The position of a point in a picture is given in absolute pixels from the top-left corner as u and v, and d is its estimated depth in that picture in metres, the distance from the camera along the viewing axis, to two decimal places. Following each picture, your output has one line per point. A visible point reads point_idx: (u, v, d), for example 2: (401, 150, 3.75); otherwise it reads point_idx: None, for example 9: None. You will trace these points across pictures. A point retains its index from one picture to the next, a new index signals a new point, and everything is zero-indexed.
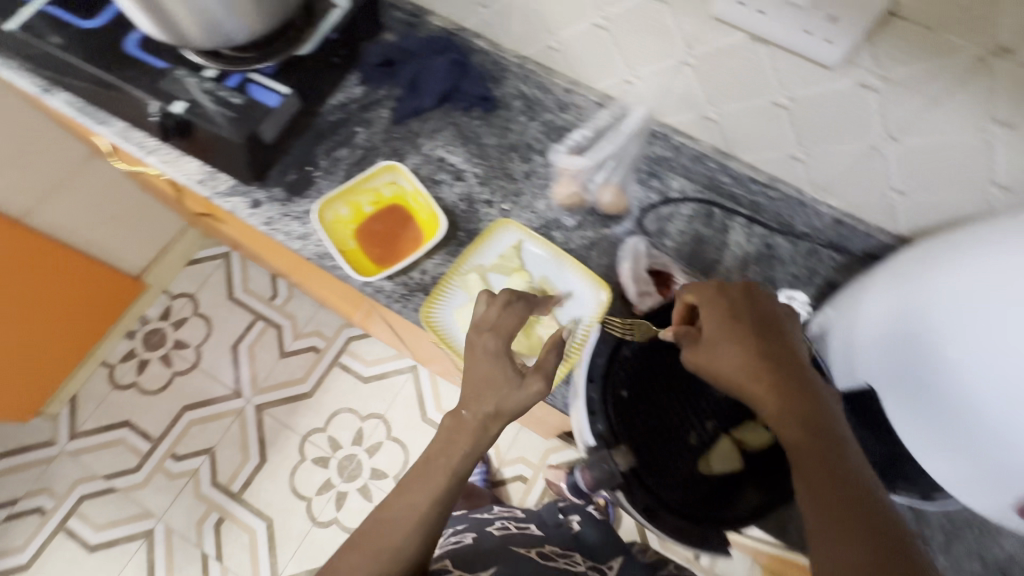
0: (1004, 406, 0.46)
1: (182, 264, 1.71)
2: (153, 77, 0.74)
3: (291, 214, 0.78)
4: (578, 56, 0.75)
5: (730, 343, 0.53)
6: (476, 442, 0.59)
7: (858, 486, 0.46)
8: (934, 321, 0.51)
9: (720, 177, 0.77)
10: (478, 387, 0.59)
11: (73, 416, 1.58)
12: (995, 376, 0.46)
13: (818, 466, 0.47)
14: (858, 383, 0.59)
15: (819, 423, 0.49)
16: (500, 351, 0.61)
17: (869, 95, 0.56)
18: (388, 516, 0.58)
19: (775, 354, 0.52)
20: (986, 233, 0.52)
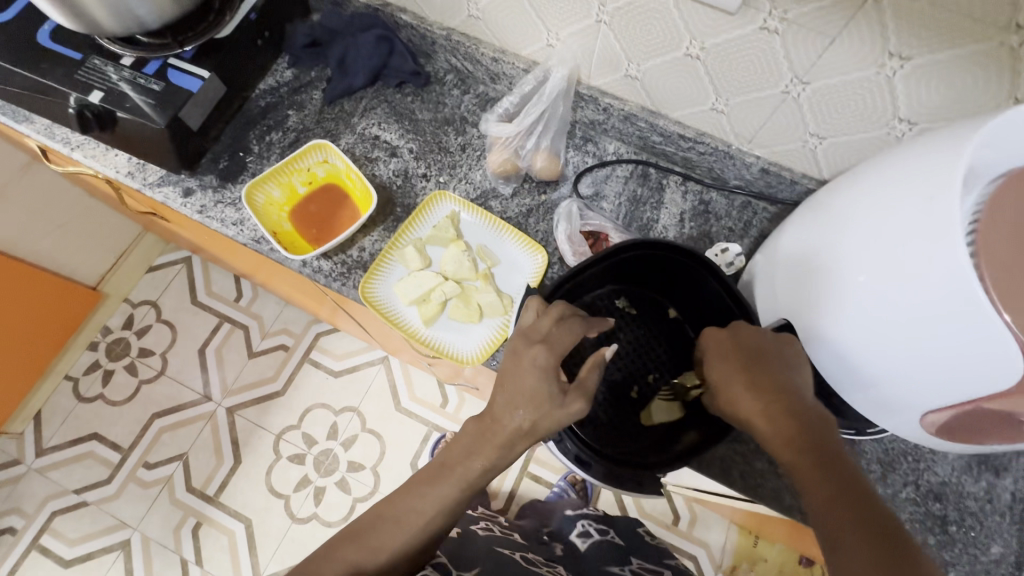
0: (906, 323, 0.46)
1: (142, 271, 1.68)
2: (68, 68, 0.72)
3: (224, 200, 0.78)
4: (500, 25, 0.75)
5: (731, 381, 0.54)
6: (499, 455, 0.58)
7: (894, 537, 0.43)
8: (841, 249, 0.51)
9: (650, 136, 0.78)
10: (521, 402, 0.56)
11: (38, 433, 1.55)
12: (892, 295, 0.46)
13: (847, 513, 0.45)
14: (778, 318, 0.60)
15: (825, 453, 0.48)
16: (548, 366, 0.57)
17: (772, 37, 0.57)
18: (394, 515, 0.60)
19: (778, 387, 0.52)
20: (881, 159, 0.52)
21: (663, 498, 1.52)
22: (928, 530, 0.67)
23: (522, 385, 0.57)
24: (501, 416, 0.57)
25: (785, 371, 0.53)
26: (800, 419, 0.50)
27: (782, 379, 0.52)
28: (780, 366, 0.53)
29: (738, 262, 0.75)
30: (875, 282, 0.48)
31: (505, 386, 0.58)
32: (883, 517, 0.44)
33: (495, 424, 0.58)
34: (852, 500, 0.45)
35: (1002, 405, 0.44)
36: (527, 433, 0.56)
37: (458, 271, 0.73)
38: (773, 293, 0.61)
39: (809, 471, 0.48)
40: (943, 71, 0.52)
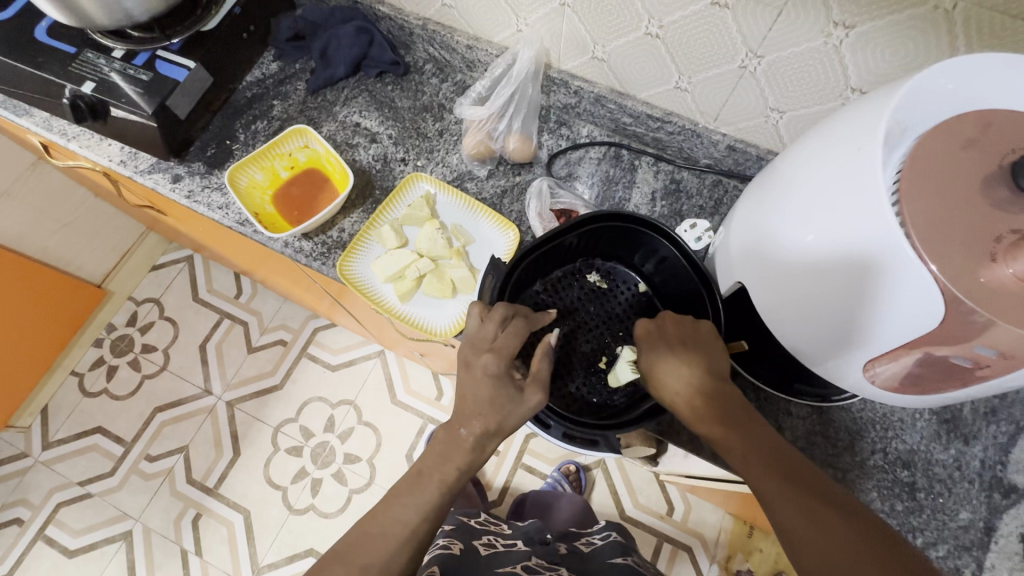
0: (847, 279, 0.48)
1: (146, 270, 1.73)
2: (64, 61, 0.76)
3: (211, 185, 0.81)
4: (472, 13, 0.77)
5: (656, 367, 0.58)
6: (472, 458, 0.60)
7: (805, 478, 0.50)
8: (787, 210, 0.53)
9: (621, 118, 0.80)
10: (482, 409, 0.59)
11: (45, 427, 1.59)
12: (832, 251, 0.48)
13: (768, 468, 0.51)
14: (734, 283, 0.62)
15: (742, 420, 0.54)
16: (499, 372, 0.60)
17: (723, 12, 0.60)
18: (378, 529, 0.58)
19: (702, 368, 0.56)
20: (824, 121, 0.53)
21: (657, 488, 1.52)
22: (896, 497, 0.67)
23: (479, 394, 0.60)
24: (464, 425, 0.61)
25: (705, 352, 0.58)
26: (718, 396, 0.55)
27: (704, 360, 0.57)
28: (704, 347, 0.58)
29: (706, 238, 0.75)
30: (818, 241, 0.49)
31: (466, 397, 0.60)
32: (795, 463, 0.51)
33: (457, 435, 0.61)
34: (771, 456, 0.52)
35: (948, 350, 0.45)
36: (493, 434, 0.59)
37: (432, 248, 0.76)
38: (731, 263, 0.63)
39: (733, 442, 0.53)
40: (885, 38, 0.54)
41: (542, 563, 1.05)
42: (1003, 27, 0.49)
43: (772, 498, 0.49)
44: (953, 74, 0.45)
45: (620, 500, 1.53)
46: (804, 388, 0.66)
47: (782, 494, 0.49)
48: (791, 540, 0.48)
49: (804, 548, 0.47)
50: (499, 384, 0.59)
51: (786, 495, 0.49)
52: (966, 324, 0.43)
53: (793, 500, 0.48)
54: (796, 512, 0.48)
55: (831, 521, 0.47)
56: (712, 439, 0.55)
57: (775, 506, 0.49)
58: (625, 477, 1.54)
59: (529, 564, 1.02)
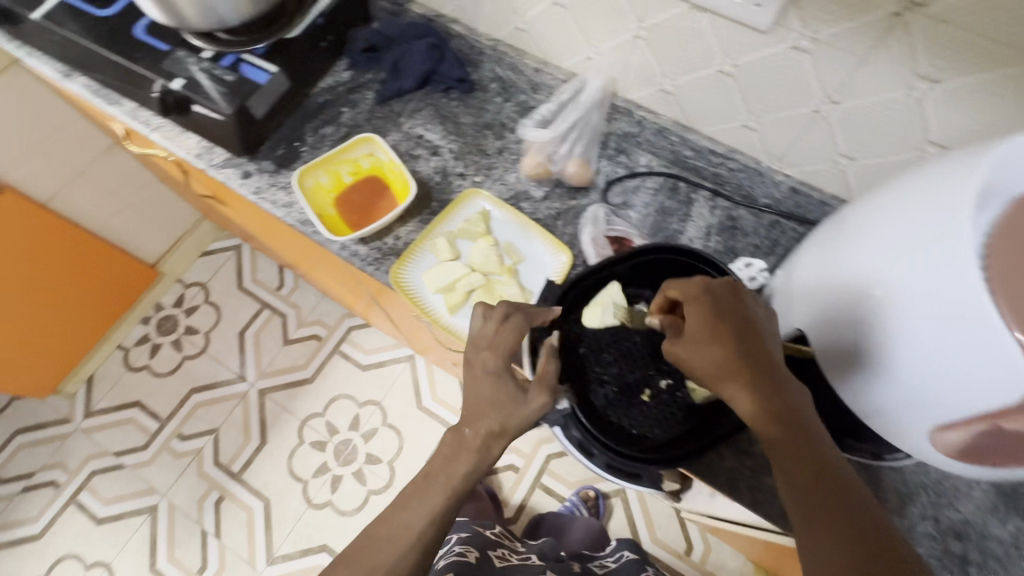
0: (917, 332, 0.47)
1: (196, 254, 1.80)
2: (157, 58, 0.81)
3: (278, 184, 0.84)
4: (544, 37, 0.79)
5: (707, 343, 0.53)
6: (476, 460, 0.61)
7: (856, 502, 0.48)
8: (858, 261, 0.52)
9: (682, 150, 0.80)
10: (488, 409, 0.61)
11: (88, 396, 1.67)
12: (902, 307, 0.47)
13: (822, 486, 0.48)
14: (791, 328, 0.61)
15: (798, 417, 0.50)
16: (498, 370, 0.62)
17: (802, 56, 0.59)
18: (388, 531, 0.59)
19: (764, 364, 0.52)
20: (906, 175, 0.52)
21: (677, 525, 1.49)
22: (945, 569, 0.64)
23: (478, 394, 0.62)
24: (469, 425, 0.62)
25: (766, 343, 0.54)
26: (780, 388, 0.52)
27: (763, 351, 0.53)
28: (763, 344, 0.53)
29: (761, 278, 0.74)
30: (892, 292, 0.48)
31: (468, 398, 0.62)
32: (844, 475, 0.49)
33: (463, 436, 0.62)
34: (820, 462, 0.49)
35: (1018, 426, 0.43)
36: (498, 434, 0.60)
37: (487, 264, 0.77)
38: (791, 303, 0.62)
39: (785, 440, 0.50)
40: (974, 96, 0.53)
41: None
42: None
43: (815, 518, 0.47)
44: None
45: (637, 532, 1.49)
46: (852, 443, 0.64)
47: (825, 513, 0.47)
48: (816, 544, 0.46)
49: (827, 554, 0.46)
50: (499, 383, 0.61)
51: (824, 501, 0.47)
52: None
53: (835, 523, 0.47)
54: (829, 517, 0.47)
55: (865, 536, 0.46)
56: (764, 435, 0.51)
57: (814, 521, 0.47)
58: (644, 509, 1.51)
59: None
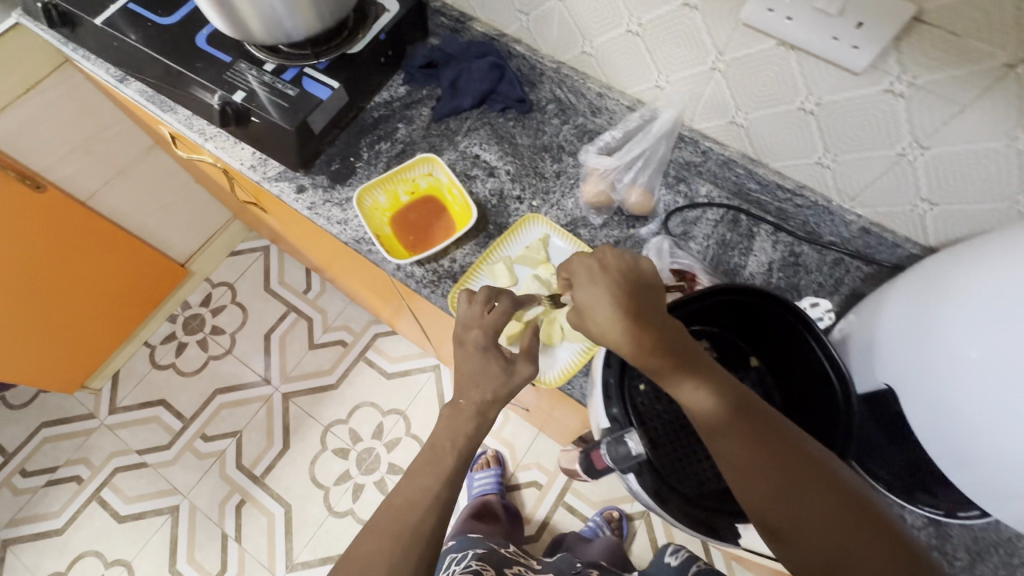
0: (1018, 396, 0.47)
1: (225, 254, 1.80)
2: (219, 69, 0.80)
3: (333, 200, 0.83)
4: (612, 63, 0.78)
5: (593, 306, 0.56)
6: (477, 423, 0.64)
7: (751, 409, 0.52)
8: (948, 318, 0.52)
9: (747, 183, 0.79)
10: (485, 379, 0.64)
11: (114, 392, 1.67)
12: (1000, 370, 0.47)
13: (718, 403, 0.51)
14: (878, 384, 0.60)
15: (692, 354, 0.54)
16: (488, 345, 0.66)
17: (896, 100, 0.57)
18: (403, 498, 0.59)
19: (642, 305, 0.56)
20: (1014, 235, 0.51)
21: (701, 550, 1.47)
22: None
23: (472, 365, 0.65)
24: (464, 395, 0.65)
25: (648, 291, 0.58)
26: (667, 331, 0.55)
27: (648, 300, 0.57)
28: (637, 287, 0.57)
29: (827, 319, 0.72)
30: (990, 355, 0.48)
31: (462, 369, 0.66)
32: (744, 397, 0.52)
33: (458, 405, 0.64)
34: (714, 384, 0.53)
35: None
36: (494, 402, 0.64)
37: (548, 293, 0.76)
38: (870, 354, 0.61)
39: (679, 376, 0.53)
40: None
41: None
42: None
43: (724, 437, 0.50)
44: None
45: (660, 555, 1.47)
46: (924, 497, 0.62)
47: (729, 430, 0.50)
48: (739, 475, 0.50)
49: (752, 480, 0.49)
50: (488, 356, 0.65)
51: (741, 434, 0.50)
52: None
53: (740, 436, 0.50)
54: (747, 447, 0.49)
55: (781, 453, 0.49)
56: (660, 374, 0.53)
57: (724, 443, 0.50)
58: (668, 532, 1.49)
59: None
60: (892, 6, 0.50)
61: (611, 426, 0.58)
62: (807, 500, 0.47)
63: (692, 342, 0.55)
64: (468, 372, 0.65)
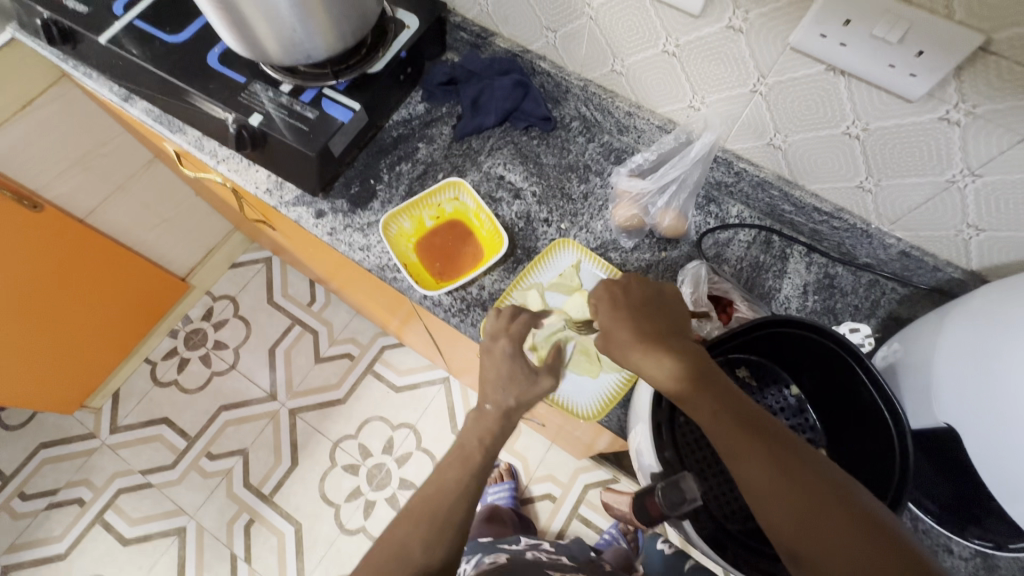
0: None
1: (226, 266, 1.75)
2: (233, 90, 0.77)
3: (353, 225, 0.80)
4: (642, 82, 0.76)
5: (614, 330, 0.59)
6: (501, 425, 0.63)
7: (767, 428, 0.50)
8: (1009, 359, 0.50)
9: (781, 205, 0.77)
10: (508, 382, 0.64)
11: (115, 410, 1.63)
12: None
13: (732, 422, 0.51)
14: (938, 423, 0.58)
15: (707, 372, 0.54)
16: (516, 353, 0.65)
17: (951, 128, 0.56)
18: (432, 492, 0.61)
19: (657, 327, 0.58)
20: None
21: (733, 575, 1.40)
22: None
23: (498, 373, 0.64)
24: (489, 400, 0.64)
25: (668, 316, 0.60)
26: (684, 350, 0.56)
27: (665, 323, 0.59)
28: (654, 310, 0.60)
29: (868, 344, 0.72)
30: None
31: (487, 377, 0.65)
32: (760, 416, 0.51)
33: (482, 410, 0.64)
34: (730, 402, 0.52)
35: None
36: (514, 406, 0.63)
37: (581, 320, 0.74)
38: (927, 389, 0.59)
39: (693, 395, 0.52)
40: None
41: None
42: None
43: (739, 456, 0.49)
44: None
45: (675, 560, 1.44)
46: (975, 530, 0.61)
47: (743, 449, 0.49)
48: (756, 496, 0.48)
49: (770, 502, 0.47)
50: (517, 362, 0.64)
51: (753, 451, 0.49)
52: None
53: (755, 455, 0.49)
54: (761, 466, 0.48)
55: (795, 472, 0.48)
56: (675, 396, 0.54)
57: (740, 462, 0.49)
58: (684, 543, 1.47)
59: None
60: (958, 36, 0.48)
61: (664, 471, 0.57)
62: (822, 522, 0.45)
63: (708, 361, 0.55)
64: (503, 407, 0.63)
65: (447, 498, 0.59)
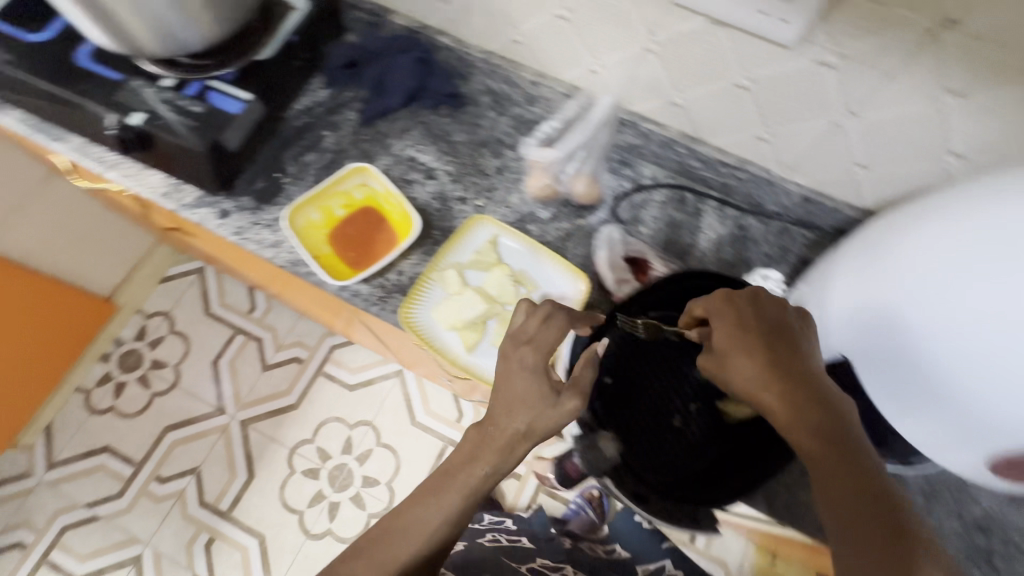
0: (968, 354, 0.48)
1: (154, 282, 1.64)
2: (110, 88, 0.72)
3: (261, 222, 0.77)
4: (542, 49, 0.75)
5: (734, 355, 0.52)
6: (499, 461, 0.56)
7: (898, 512, 0.45)
8: (897, 287, 0.53)
9: (690, 162, 0.77)
10: (527, 402, 0.56)
11: (48, 446, 1.53)
12: (949, 332, 0.49)
13: (859, 495, 0.46)
14: (835, 354, 0.60)
15: (840, 432, 0.48)
16: (536, 367, 0.57)
17: (826, 71, 0.58)
18: (398, 525, 0.56)
19: (788, 363, 0.51)
20: (949, 198, 0.53)
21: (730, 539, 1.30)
22: (971, 562, 0.66)
23: (513, 389, 0.57)
24: (493, 422, 0.57)
25: (802, 352, 0.52)
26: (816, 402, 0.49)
27: (798, 362, 0.51)
28: (785, 341, 0.52)
29: (777, 289, 0.73)
30: (955, 323, 0.48)
31: (500, 393, 0.57)
32: (890, 491, 0.46)
33: (484, 432, 0.56)
34: (862, 474, 0.46)
35: None
36: (525, 435, 0.55)
37: (503, 295, 0.74)
38: (828, 323, 0.61)
39: (818, 451, 0.48)
40: (997, 109, 0.53)
41: (548, 563, 1.02)
42: None
43: (853, 531, 0.45)
44: None
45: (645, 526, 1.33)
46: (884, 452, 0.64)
47: (860, 524, 0.45)
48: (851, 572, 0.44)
49: None
50: (536, 380, 0.56)
51: (870, 530, 0.44)
52: None
53: (870, 534, 0.44)
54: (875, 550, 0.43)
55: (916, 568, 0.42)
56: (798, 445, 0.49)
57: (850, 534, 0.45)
58: None
59: (535, 564, 1.00)
60: None
61: (584, 432, 0.63)
62: None
63: (847, 419, 0.49)
64: (512, 432, 0.55)
65: (408, 538, 0.55)
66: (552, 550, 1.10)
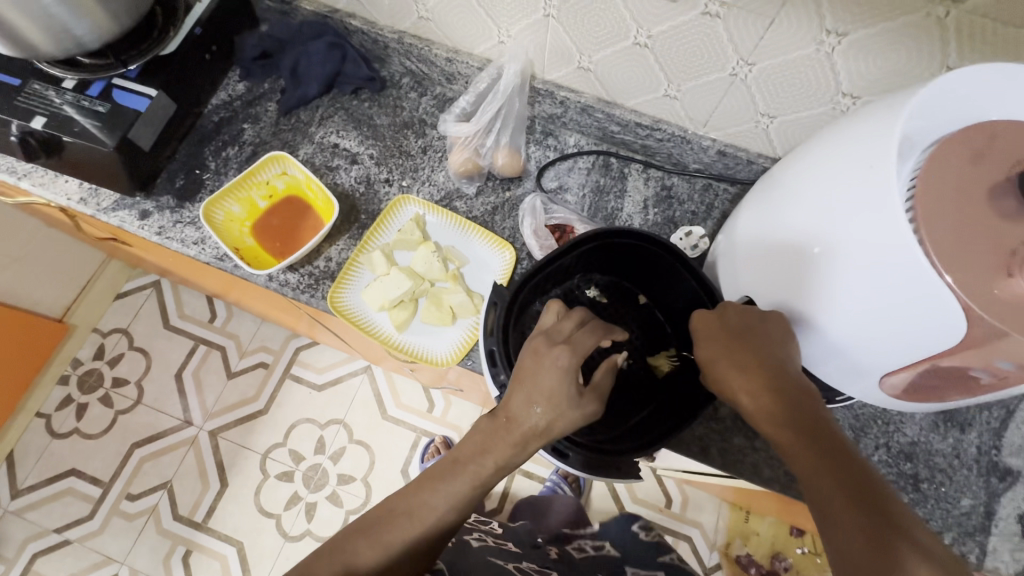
0: (855, 282, 0.47)
1: (110, 299, 1.62)
2: (9, 95, 0.70)
3: (183, 220, 0.76)
4: (450, 24, 0.75)
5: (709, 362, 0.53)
6: (511, 454, 0.54)
7: (891, 513, 0.42)
8: (796, 221, 0.52)
9: (609, 126, 0.79)
10: (550, 400, 0.53)
11: (12, 475, 1.50)
12: (839, 262, 0.48)
13: (844, 493, 0.43)
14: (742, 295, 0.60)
15: (822, 430, 0.47)
16: (568, 366, 0.54)
17: (714, 21, 0.59)
18: (402, 507, 0.56)
19: (764, 365, 0.51)
20: (842, 123, 0.51)
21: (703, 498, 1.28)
22: (901, 489, 0.69)
23: (539, 380, 0.53)
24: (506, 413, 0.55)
25: (778, 353, 0.51)
26: (791, 400, 0.49)
27: (775, 363, 0.51)
28: (761, 343, 0.52)
29: (704, 244, 0.76)
30: (844, 253, 0.47)
31: (525, 381, 0.54)
32: (881, 488, 0.43)
33: (501, 422, 0.55)
34: (849, 472, 0.44)
35: (954, 362, 0.46)
36: (542, 434, 0.53)
37: (427, 271, 0.74)
38: (738, 267, 0.61)
39: (800, 449, 0.47)
40: (877, 44, 0.54)
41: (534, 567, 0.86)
42: (991, 35, 0.49)
43: (838, 530, 0.42)
44: (972, 79, 0.45)
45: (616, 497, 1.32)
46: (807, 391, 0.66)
47: (847, 523, 0.42)
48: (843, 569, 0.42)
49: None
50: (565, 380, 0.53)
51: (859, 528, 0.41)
52: (989, 331, 0.42)
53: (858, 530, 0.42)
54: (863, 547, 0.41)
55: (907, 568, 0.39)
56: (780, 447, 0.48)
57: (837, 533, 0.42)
58: None
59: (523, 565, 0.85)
60: None
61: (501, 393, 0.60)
62: None
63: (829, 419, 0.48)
64: (531, 426, 0.53)
65: (416, 523, 0.55)
66: (538, 556, 0.93)
